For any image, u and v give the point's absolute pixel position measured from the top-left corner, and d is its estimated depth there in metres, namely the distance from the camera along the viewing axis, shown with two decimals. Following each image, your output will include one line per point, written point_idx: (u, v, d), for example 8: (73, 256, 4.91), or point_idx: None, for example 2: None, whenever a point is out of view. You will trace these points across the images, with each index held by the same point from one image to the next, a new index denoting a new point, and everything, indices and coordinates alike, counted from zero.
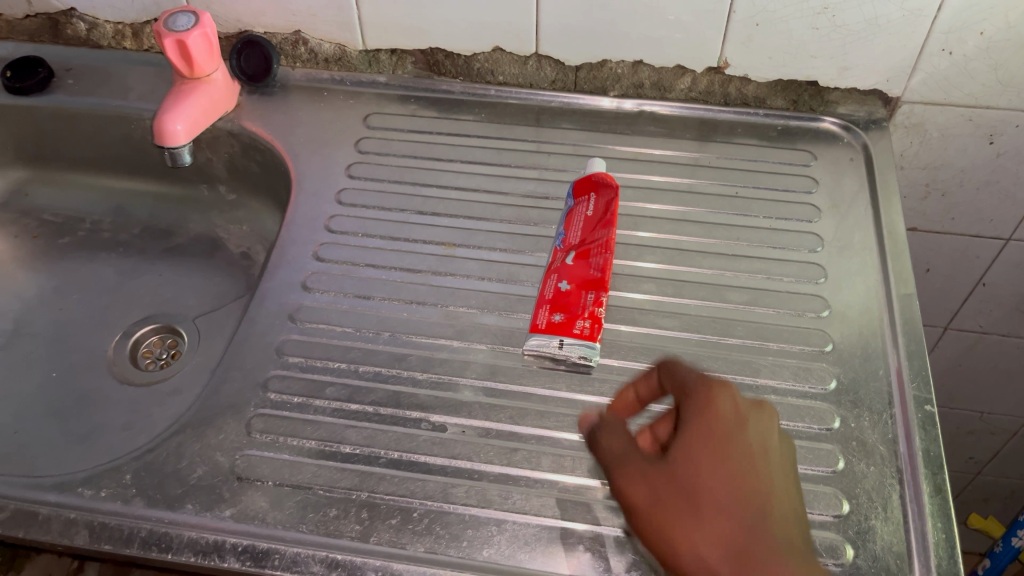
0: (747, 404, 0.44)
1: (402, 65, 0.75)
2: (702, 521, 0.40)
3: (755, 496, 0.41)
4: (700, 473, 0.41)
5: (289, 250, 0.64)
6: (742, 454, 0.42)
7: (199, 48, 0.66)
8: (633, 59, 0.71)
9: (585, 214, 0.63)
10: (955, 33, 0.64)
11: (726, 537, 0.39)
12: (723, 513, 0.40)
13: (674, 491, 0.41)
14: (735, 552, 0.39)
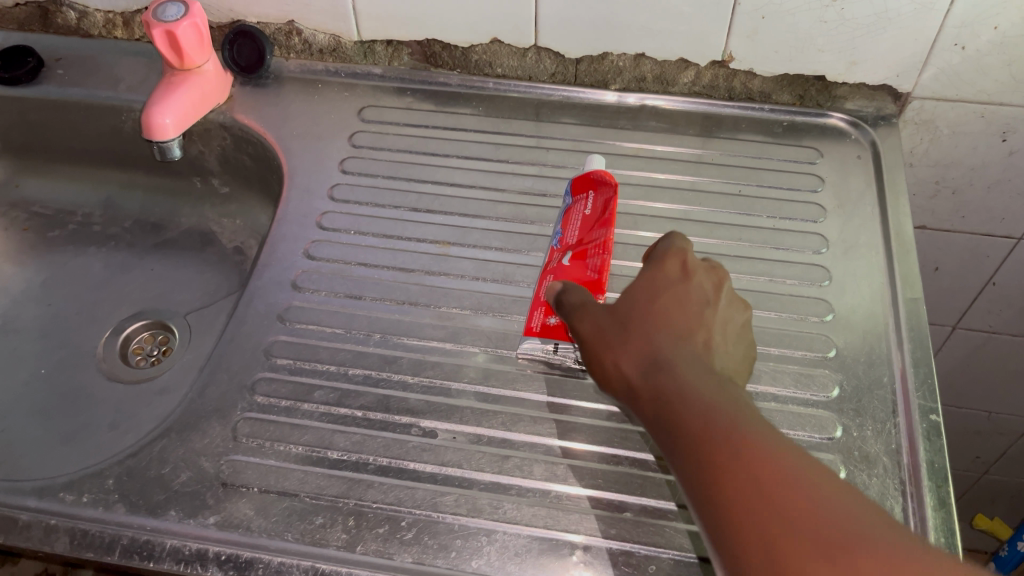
0: (701, 266, 0.48)
1: (398, 56, 0.73)
2: (621, 336, 0.44)
3: (678, 319, 0.44)
4: (633, 303, 0.45)
5: (280, 248, 0.63)
6: (679, 300, 0.45)
7: (189, 39, 0.65)
8: (635, 52, 0.69)
9: (583, 213, 0.61)
10: (968, 28, 0.62)
11: (637, 345, 0.43)
12: (641, 329, 0.44)
13: (607, 319, 0.46)
14: (646, 361, 0.42)
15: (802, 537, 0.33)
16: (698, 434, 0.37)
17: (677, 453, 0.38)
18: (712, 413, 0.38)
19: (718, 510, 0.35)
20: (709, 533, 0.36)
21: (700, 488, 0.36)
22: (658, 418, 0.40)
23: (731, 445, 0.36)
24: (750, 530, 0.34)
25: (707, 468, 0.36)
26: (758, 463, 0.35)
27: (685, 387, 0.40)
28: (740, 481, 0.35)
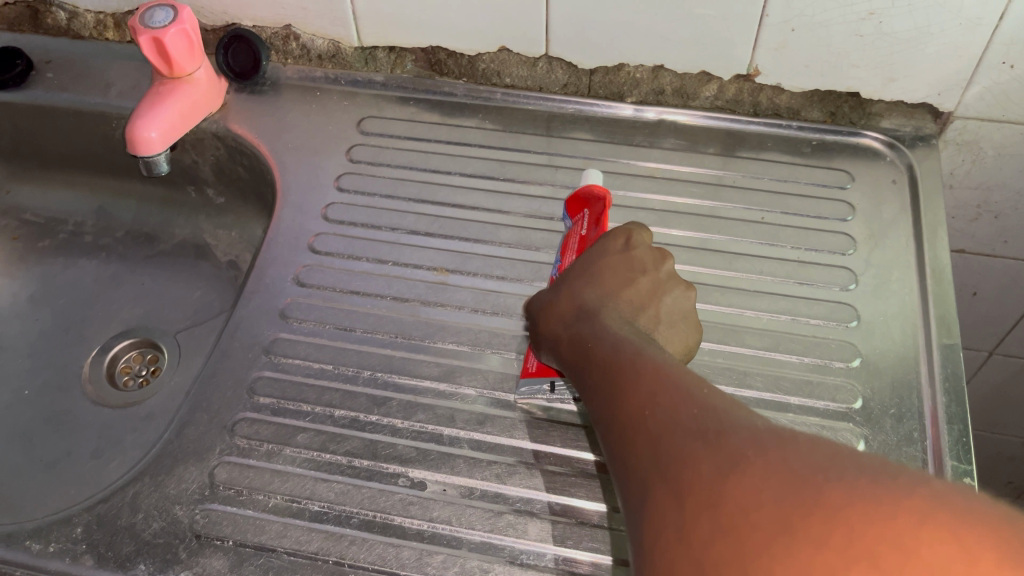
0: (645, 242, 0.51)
1: (402, 64, 0.69)
2: (556, 300, 0.49)
3: (607, 280, 0.48)
4: (573, 273, 0.50)
5: (269, 273, 0.59)
6: (615, 261, 0.49)
7: (178, 46, 0.61)
8: (654, 63, 0.64)
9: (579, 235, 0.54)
10: (1020, 46, 0.56)
11: (567, 307, 0.48)
12: (573, 291, 0.49)
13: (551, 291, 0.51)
14: (575, 316, 0.47)
15: (685, 432, 0.33)
16: (611, 371, 0.40)
17: (595, 393, 0.40)
18: (624, 350, 0.41)
19: (619, 435, 0.36)
20: (616, 467, 0.36)
21: (610, 421, 0.38)
22: (580, 369, 0.43)
23: (637, 375, 0.38)
24: (642, 443, 0.34)
25: (614, 400, 0.38)
26: (656, 385, 0.37)
27: (603, 334, 0.44)
28: (641, 403, 0.36)
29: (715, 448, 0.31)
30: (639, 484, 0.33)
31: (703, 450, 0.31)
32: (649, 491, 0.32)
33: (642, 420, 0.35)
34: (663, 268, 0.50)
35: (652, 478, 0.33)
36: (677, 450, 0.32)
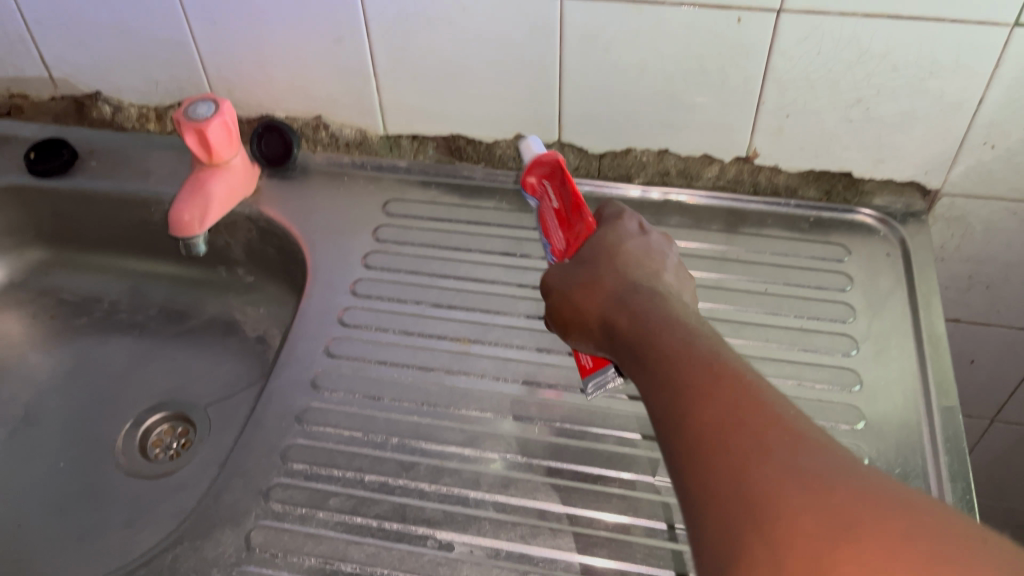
0: (647, 224, 0.53)
1: (423, 150, 0.74)
2: (585, 272, 0.48)
3: (634, 252, 0.49)
4: (594, 247, 0.49)
5: (300, 345, 0.63)
6: (641, 249, 0.49)
7: (218, 136, 0.66)
8: (659, 147, 0.69)
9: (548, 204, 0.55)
10: (997, 128, 0.61)
11: (599, 279, 0.47)
12: (601, 262, 0.48)
13: (571, 265, 0.49)
14: (619, 296, 0.44)
15: (778, 469, 0.30)
16: (682, 371, 0.36)
17: (654, 391, 0.37)
18: (699, 349, 0.37)
19: (688, 446, 0.33)
20: (675, 468, 0.34)
21: (675, 426, 0.35)
22: (628, 354, 0.41)
23: (718, 383, 0.35)
24: (723, 463, 0.32)
25: (688, 403, 0.35)
26: (742, 398, 0.34)
27: (664, 323, 0.40)
28: (724, 416, 0.33)
29: (814, 499, 0.29)
30: (711, 506, 0.31)
31: (800, 497, 0.29)
32: (723, 517, 0.30)
33: (725, 437, 0.32)
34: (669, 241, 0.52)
35: (730, 506, 0.30)
36: (768, 488, 0.30)
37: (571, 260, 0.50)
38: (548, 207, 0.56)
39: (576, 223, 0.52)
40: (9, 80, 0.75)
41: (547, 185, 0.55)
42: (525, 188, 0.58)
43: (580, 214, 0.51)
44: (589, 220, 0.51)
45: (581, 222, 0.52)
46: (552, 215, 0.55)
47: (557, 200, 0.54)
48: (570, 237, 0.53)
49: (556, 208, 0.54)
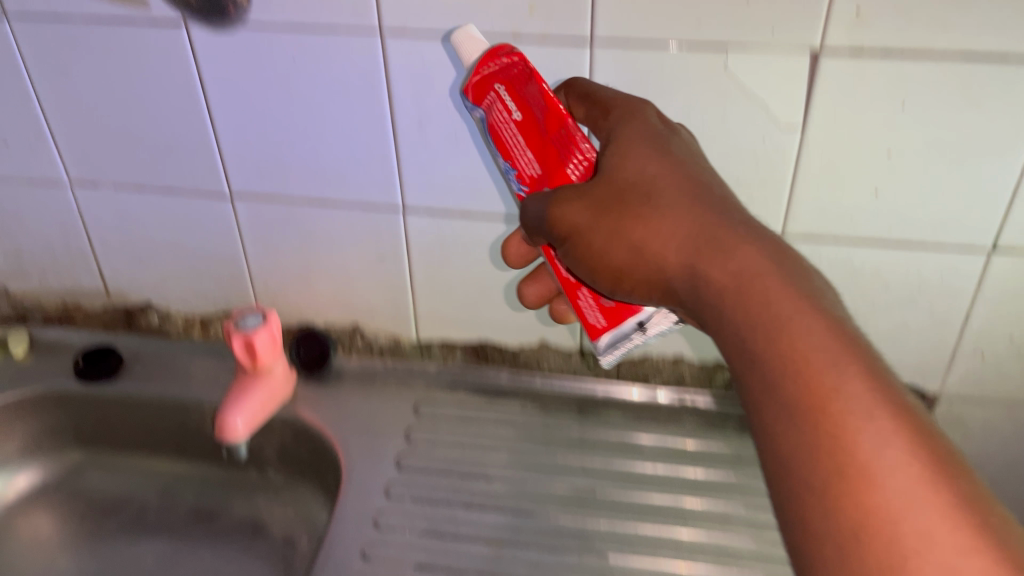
0: (654, 116, 0.54)
1: (452, 356, 0.79)
2: (633, 213, 0.48)
3: (672, 176, 0.49)
4: (629, 180, 0.49)
5: (334, 549, 0.63)
6: (699, 184, 0.49)
7: (264, 345, 0.70)
8: (674, 354, 0.74)
9: (505, 119, 0.55)
10: (984, 337, 0.66)
11: (659, 215, 0.47)
12: (646, 198, 0.48)
13: (606, 199, 0.49)
14: (695, 247, 0.46)
15: (919, 503, 0.35)
16: (822, 385, 0.39)
17: (778, 387, 0.40)
18: (834, 357, 0.39)
19: (812, 456, 0.37)
20: (788, 465, 0.38)
21: (796, 424, 0.39)
22: (724, 327, 0.44)
23: (867, 409, 0.37)
24: (864, 484, 0.36)
25: (829, 420, 0.38)
26: (869, 405, 0.38)
27: (776, 307, 0.42)
28: (871, 440, 0.37)
29: (956, 534, 0.34)
30: (846, 521, 0.36)
31: (942, 530, 0.34)
32: (858, 534, 0.35)
33: (871, 465, 0.36)
34: (676, 134, 0.53)
35: (866, 527, 0.35)
36: (909, 519, 0.34)
37: (595, 186, 0.49)
38: (504, 123, 0.55)
39: (553, 131, 0.53)
40: (64, 290, 0.82)
41: (503, 95, 0.55)
42: (469, 96, 0.56)
43: (560, 121, 0.53)
44: (573, 129, 0.53)
45: (561, 128, 0.53)
46: (512, 134, 0.55)
47: (520, 114, 0.54)
48: (543, 146, 0.54)
49: (520, 122, 0.54)
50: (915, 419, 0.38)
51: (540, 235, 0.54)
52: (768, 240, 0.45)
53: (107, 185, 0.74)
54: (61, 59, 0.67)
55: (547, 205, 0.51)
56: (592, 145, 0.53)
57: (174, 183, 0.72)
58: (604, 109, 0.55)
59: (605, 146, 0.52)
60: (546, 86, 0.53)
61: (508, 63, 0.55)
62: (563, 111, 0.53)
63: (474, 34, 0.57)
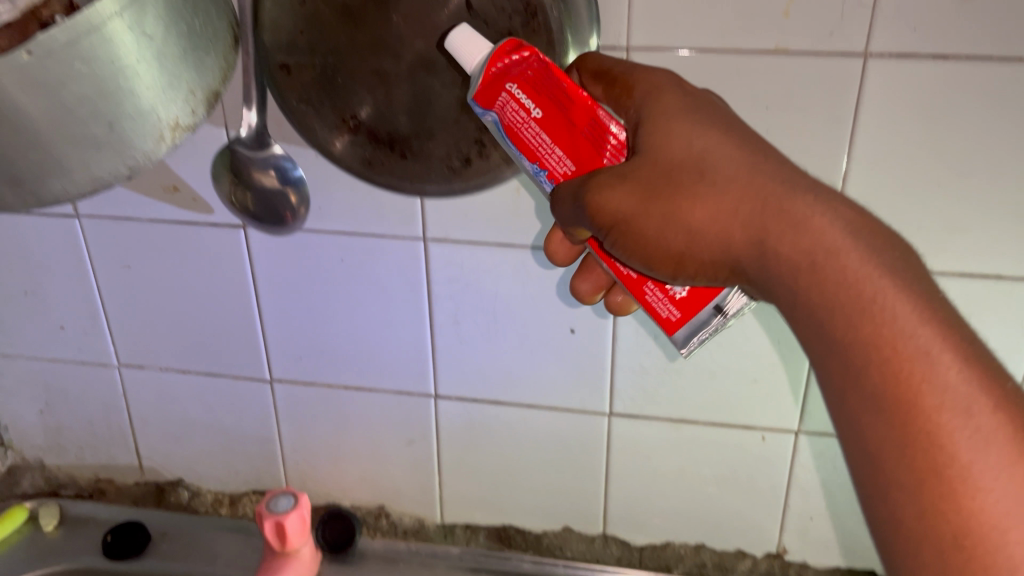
0: (678, 82, 0.49)
1: (475, 538, 0.80)
2: (684, 191, 0.44)
3: (722, 146, 0.44)
4: (674, 158, 0.45)
5: None
6: (760, 158, 0.44)
7: (295, 527, 0.72)
8: (696, 540, 0.76)
9: (527, 116, 0.48)
10: None
11: (713, 194, 0.43)
12: (698, 174, 0.44)
13: (653, 179, 0.44)
14: (754, 232, 0.42)
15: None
16: (916, 378, 0.36)
17: (864, 378, 0.38)
18: (928, 346, 0.37)
19: (910, 456, 0.36)
20: (883, 457, 0.37)
21: (895, 425, 0.36)
22: (800, 308, 0.41)
23: (965, 404, 0.36)
24: (967, 491, 0.35)
25: (926, 421, 0.36)
26: (968, 403, 0.36)
27: (860, 286, 0.39)
28: (971, 441, 0.35)
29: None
30: (948, 538, 0.34)
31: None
32: (958, 548, 0.34)
33: (972, 476, 0.35)
34: (713, 101, 0.48)
35: (969, 537, 0.34)
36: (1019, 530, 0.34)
37: (638, 166, 0.45)
38: (523, 123, 0.48)
39: (583, 124, 0.47)
40: (99, 466, 0.84)
41: (517, 94, 0.48)
42: (477, 101, 0.49)
43: (590, 112, 0.47)
44: (605, 119, 0.47)
45: (591, 120, 0.47)
46: (534, 133, 0.48)
47: (540, 109, 0.47)
48: (574, 141, 0.48)
49: (542, 119, 0.48)
50: (1020, 412, 0.36)
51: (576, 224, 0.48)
52: (840, 208, 0.41)
53: (153, 366, 0.78)
54: (124, 251, 0.72)
55: (583, 188, 0.45)
56: (625, 133, 0.48)
57: (220, 368, 0.77)
58: (626, 87, 0.49)
59: (640, 127, 0.47)
60: (565, 77, 0.47)
61: (520, 60, 0.48)
62: (591, 101, 0.47)
63: (473, 35, 0.50)
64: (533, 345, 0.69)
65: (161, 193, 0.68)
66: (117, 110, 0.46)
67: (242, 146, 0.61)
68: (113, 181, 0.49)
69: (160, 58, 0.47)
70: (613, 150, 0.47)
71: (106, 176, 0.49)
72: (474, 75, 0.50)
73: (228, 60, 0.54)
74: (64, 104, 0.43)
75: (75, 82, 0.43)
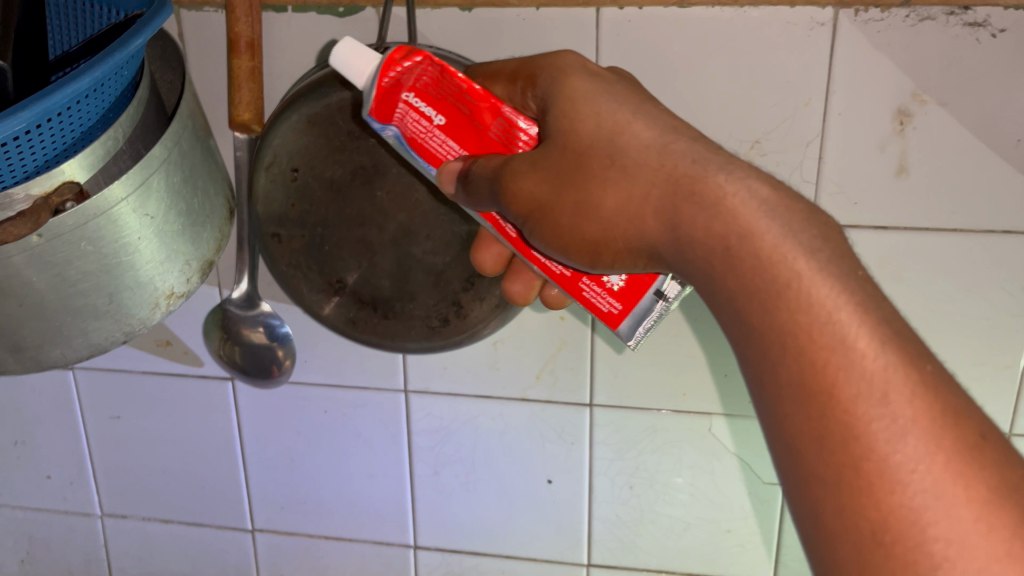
0: (589, 64, 0.44)
1: None
2: (595, 179, 0.40)
3: (632, 126, 0.40)
4: (584, 140, 0.41)
5: None
6: (669, 139, 0.40)
7: None
8: None
9: (433, 125, 0.46)
10: None
11: (623, 178, 0.40)
12: (607, 159, 0.40)
13: (562, 167, 0.41)
14: (668, 218, 0.38)
15: (948, 501, 0.31)
16: (832, 370, 0.33)
17: (783, 367, 0.34)
18: (845, 333, 0.33)
19: (830, 452, 0.32)
20: (803, 448, 0.33)
21: (813, 417, 0.33)
22: (715, 293, 0.37)
23: (883, 393, 0.32)
24: (888, 486, 0.31)
25: (844, 415, 0.32)
26: (892, 392, 0.32)
27: (774, 268, 0.35)
28: (890, 434, 0.32)
29: (992, 540, 0.30)
30: (867, 535, 0.32)
31: (976, 535, 0.30)
32: (879, 545, 0.31)
33: (892, 470, 0.31)
34: (623, 79, 0.45)
35: (890, 533, 0.31)
36: (939, 524, 0.31)
37: (549, 153, 0.41)
38: (427, 132, 0.46)
39: (489, 123, 0.45)
40: None
41: (416, 103, 0.46)
42: (374, 115, 0.47)
43: (494, 113, 0.45)
44: (512, 113, 0.45)
45: (497, 118, 0.45)
46: (440, 141, 0.46)
47: (442, 116, 0.46)
48: (482, 141, 0.46)
49: (446, 125, 0.46)
50: (942, 399, 0.32)
51: (494, 208, 0.46)
52: (756, 182, 0.37)
53: (136, 516, 0.79)
54: (113, 403, 0.74)
55: (495, 180, 0.43)
56: (535, 125, 0.45)
57: (203, 518, 0.77)
58: (529, 77, 0.46)
59: (547, 112, 0.43)
60: (463, 79, 0.44)
61: (412, 66, 0.44)
62: (493, 101, 0.44)
63: (361, 46, 0.47)
64: (511, 495, 0.71)
65: (154, 347, 0.71)
66: (117, 282, 0.49)
67: (233, 306, 0.65)
68: (109, 345, 0.53)
69: (160, 234, 0.51)
70: (524, 144, 0.45)
71: (103, 341, 0.52)
72: (366, 88, 0.47)
73: (224, 231, 0.58)
74: (68, 278, 0.47)
75: (81, 260, 0.47)
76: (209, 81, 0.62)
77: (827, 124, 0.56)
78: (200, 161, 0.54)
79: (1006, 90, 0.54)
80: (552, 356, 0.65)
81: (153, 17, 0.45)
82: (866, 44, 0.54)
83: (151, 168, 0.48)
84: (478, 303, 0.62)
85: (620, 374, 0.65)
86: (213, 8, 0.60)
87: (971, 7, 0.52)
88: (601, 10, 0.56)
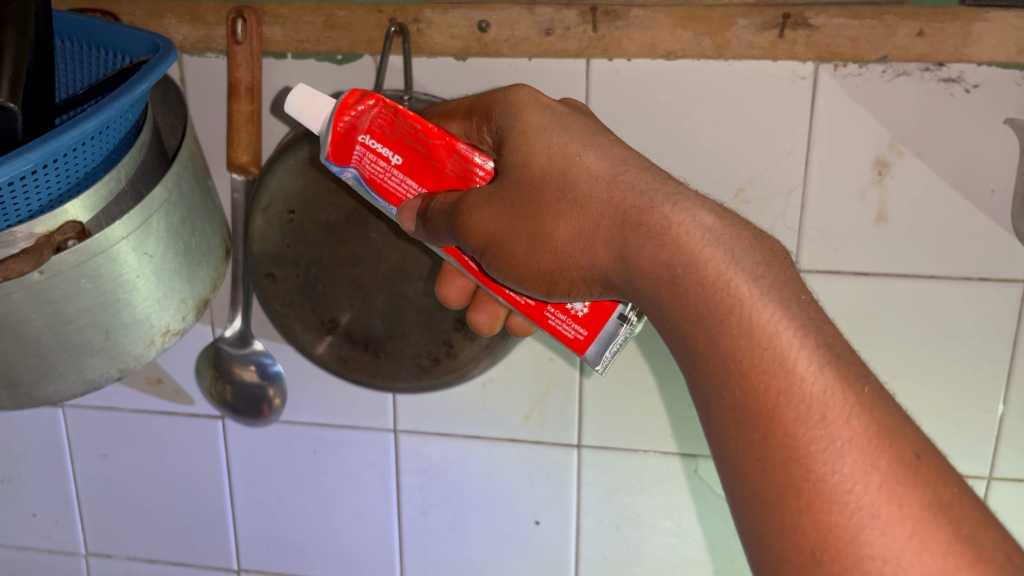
0: (542, 96, 0.45)
1: None
2: (549, 212, 0.42)
3: (583, 158, 0.41)
4: (539, 173, 0.42)
5: None
6: (619, 170, 0.41)
7: None
8: None
9: (391, 165, 0.47)
10: None
11: (576, 213, 0.41)
12: (560, 192, 0.41)
13: (517, 202, 0.43)
14: (617, 251, 0.40)
15: (882, 518, 0.32)
16: (773, 394, 0.34)
17: (726, 394, 0.35)
18: (785, 356, 0.34)
19: (771, 475, 0.34)
20: (745, 470, 0.35)
21: (754, 441, 0.34)
22: (663, 319, 0.38)
23: (821, 416, 0.33)
24: (825, 505, 0.32)
25: (785, 438, 0.33)
26: (831, 419, 0.33)
27: (718, 295, 0.36)
28: (828, 455, 0.33)
29: (926, 557, 0.31)
30: (806, 553, 0.32)
31: (910, 552, 0.31)
32: (817, 563, 0.32)
33: (830, 489, 0.32)
34: (577, 109, 0.46)
35: (828, 552, 0.32)
36: (874, 541, 0.31)
37: (504, 187, 0.43)
38: (385, 173, 0.48)
39: (447, 161, 0.47)
40: None
41: (372, 145, 0.47)
42: (332, 159, 0.48)
43: (449, 150, 0.46)
44: (467, 151, 0.46)
45: (453, 155, 0.46)
46: (400, 180, 0.48)
47: (399, 156, 0.47)
48: (440, 178, 0.47)
49: (404, 164, 0.47)
50: (881, 418, 0.33)
51: (453, 241, 0.47)
52: (702, 213, 0.38)
53: (121, 555, 0.78)
54: (103, 441, 0.74)
55: (451, 215, 0.44)
56: (491, 159, 0.46)
57: (189, 557, 0.77)
58: (485, 112, 0.47)
59: (502, 145, 0.44)
60: (416, 118, 0.46)
61: (366, 109, 0.47)
62: (448, 138, 0.46)
63: (315, 91, 0.48)
64: (500, 536, 0.71)
65: (145, 385, 0.72)
66: (113, 319, 0.50)
67: (226, 344, 0.67)
68: (103, 382, 0.53)
69: (157, 273, 0.52)
70: (481, 178, 0.46)
71: (97, 378, 0.52)
72: (322, 132, 0.48)
73: (220, 271, 0.59)
74: (66, 314, 0.48)
75: (79, 297, 0.47)
76: (207, 123, 0.64)
77: (808, 174, 0.58)
78: (199, 202, 0.55)
79: (977, 144, 0.56)
80: (540, 398, 0.66)
81: (158, 63, 0.47)
82: (845, 97, 0.56)
83: (152, 209, 0.49)
84: (468, 343, 0.62)
85: (605, 415, 0.66)
86: (215, 54, 0.62)
87: (945, 64, 0.54)
88: (591, 61, 0.58)
